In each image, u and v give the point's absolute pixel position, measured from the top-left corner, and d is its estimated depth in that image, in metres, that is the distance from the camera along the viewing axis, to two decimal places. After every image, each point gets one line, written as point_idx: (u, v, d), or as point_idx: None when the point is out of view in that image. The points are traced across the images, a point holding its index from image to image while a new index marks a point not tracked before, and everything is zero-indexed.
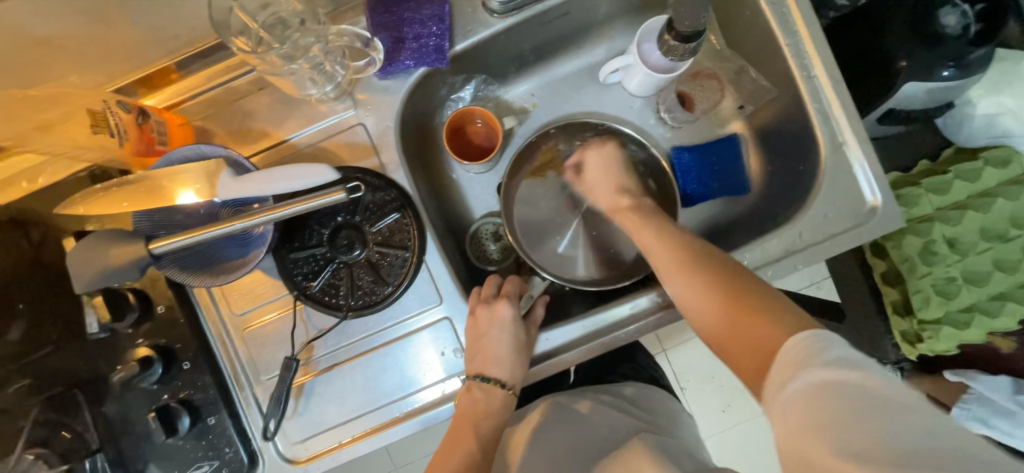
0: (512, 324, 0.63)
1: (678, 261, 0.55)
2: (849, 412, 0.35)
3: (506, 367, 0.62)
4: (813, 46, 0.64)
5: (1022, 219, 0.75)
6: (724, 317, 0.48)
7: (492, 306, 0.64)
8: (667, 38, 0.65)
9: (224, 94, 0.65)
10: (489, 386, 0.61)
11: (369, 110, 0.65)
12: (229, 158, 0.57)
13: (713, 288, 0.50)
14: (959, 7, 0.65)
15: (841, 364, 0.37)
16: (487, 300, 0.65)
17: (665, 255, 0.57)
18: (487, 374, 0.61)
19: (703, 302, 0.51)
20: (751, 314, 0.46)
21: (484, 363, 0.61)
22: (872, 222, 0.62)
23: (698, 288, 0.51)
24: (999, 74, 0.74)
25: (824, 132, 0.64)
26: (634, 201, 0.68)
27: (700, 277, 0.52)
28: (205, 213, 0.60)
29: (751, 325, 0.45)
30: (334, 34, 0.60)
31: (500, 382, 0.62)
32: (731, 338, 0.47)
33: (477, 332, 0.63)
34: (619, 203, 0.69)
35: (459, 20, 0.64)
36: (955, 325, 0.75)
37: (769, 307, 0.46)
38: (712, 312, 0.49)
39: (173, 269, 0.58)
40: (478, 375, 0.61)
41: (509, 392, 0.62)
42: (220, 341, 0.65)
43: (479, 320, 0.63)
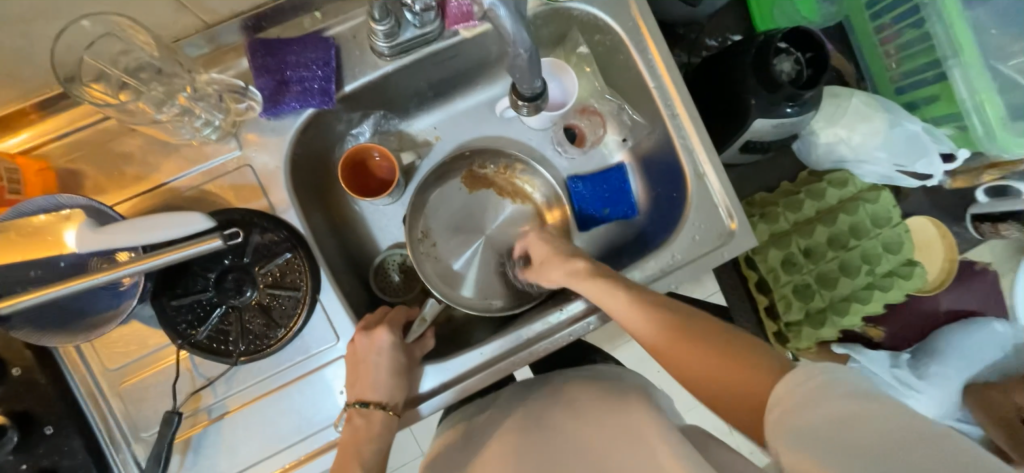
0: (393, 349, 0.63)
1: (670, 326, 0.53)
2: (874, 425, 0.35)
3: (385, 392, 0.62)
4: (675, 89, 0.71)
5: (860, 230, 0.88)
6: (657, 333, 0.54)
7: (371, 333, 0.63)
8: (513, 98, 0.65)
9: (94, 136, 0.61)
10: (369, 410, 0.61)
11: (258, 150, 0.64)
12: (90, 207, 0.54)
13: (720, 364, 0.49)
14: (792, 55, 0.77)
15: (864, 397, 0.38)
16: (368, 326, 0.65)
17: (622, 302, 0.57)
18: (366, 400, 0.61)
19: (644, 326, 0.55)
20: (686, 342, 0.52)
21: (362, 388, 0.61)
22: (731, 243, 0.70)
23: (636, 315, 0.56)
24: (833, 109, 0.86)
25: (688, 166, 0.72)
26: (590, 264, 0.62)
27: (692, 351, 0.51)
28: (69, 264, 0.55)
29: (691, 352, 0.51)
30: (203, 82, 0.59)
31: (380, 405, 0.62)
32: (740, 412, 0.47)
33: (355, 359, 0.63)
34: (575, 268, 0.63)
35: (347, 63, 0.65)
36: (813, 325, 0.88)
37: (704, 334, 0.52)
38: (654, 334, 0.54)
39: (28, 329, 0.54)
40: (356, 402, 0.61)
41: (390, 414, 0.62)
42: (92, 400, 0.61)
43: (357, 347, 0.63)
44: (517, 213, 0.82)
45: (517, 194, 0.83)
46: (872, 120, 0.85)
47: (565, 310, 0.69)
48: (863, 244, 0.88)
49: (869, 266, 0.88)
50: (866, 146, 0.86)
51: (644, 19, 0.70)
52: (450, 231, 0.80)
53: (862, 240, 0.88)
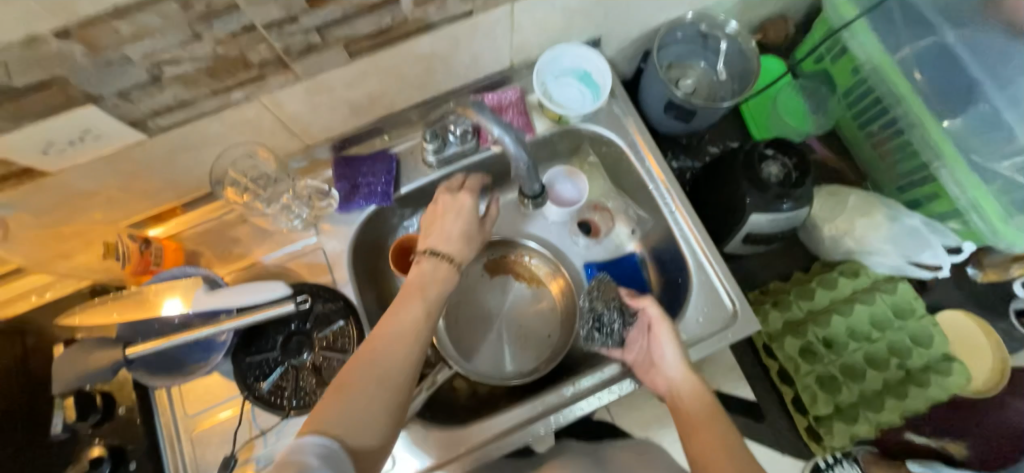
0: (470, 213, 0.71)
1: (704, 414, 0.64)
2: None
3: (455, 247, 0.68)
4: (671, 190, 0.84)
5: (882, 321, 0.89)
6: (692, 410, 0.65)
7: (455, 195, 0.72)
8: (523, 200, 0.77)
9: (216, 225, 0.82)
10: (438, 259, 0.67)
11: (330, 236, 0.82)
12: (208, 278, 0.72)
13: (735, 455, 0.58)
14: (778, 160, 0.88)
15: None
16: (453, 190, 0.73)
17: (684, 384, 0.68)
18: (438, 249, 0.67)
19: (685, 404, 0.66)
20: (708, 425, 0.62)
21: (434, 239, 0.68)
22: (735, 325, 0.75)
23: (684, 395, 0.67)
24: (831, 205, 0.94)
25: (689, 254, 0.81)
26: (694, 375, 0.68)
27: (719, 443, 0.59)
28: (180, 322, 0.70)
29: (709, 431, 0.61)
30: (300, 185, 0.80)
31: (449, 258, 0.67)
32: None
33: (435, 215, 0.71)
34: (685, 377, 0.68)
35: (405, 171, 0.85)
36: (845, 421, 0.85)
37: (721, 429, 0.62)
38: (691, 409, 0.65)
39: (141, 372, 0.68)
40: (429, 251, 0.67)
41: (454, 266, 0.67)
42: (170, 444, 0.72)
43: (440, 206, 0.71)
44: (531, 294, 0.94)
45: (533, 280, 0.95)
46: (870, 215, 0.91)
47: (579, 384, 0.75)
48: (887, 335, 0.88)
49: (898, 359, 0.88)
50: (871, 240, 0.90)
51: (642, 134, 0.86)
52: (478, 310, 0.92)
53: (885, 331, 0.89)
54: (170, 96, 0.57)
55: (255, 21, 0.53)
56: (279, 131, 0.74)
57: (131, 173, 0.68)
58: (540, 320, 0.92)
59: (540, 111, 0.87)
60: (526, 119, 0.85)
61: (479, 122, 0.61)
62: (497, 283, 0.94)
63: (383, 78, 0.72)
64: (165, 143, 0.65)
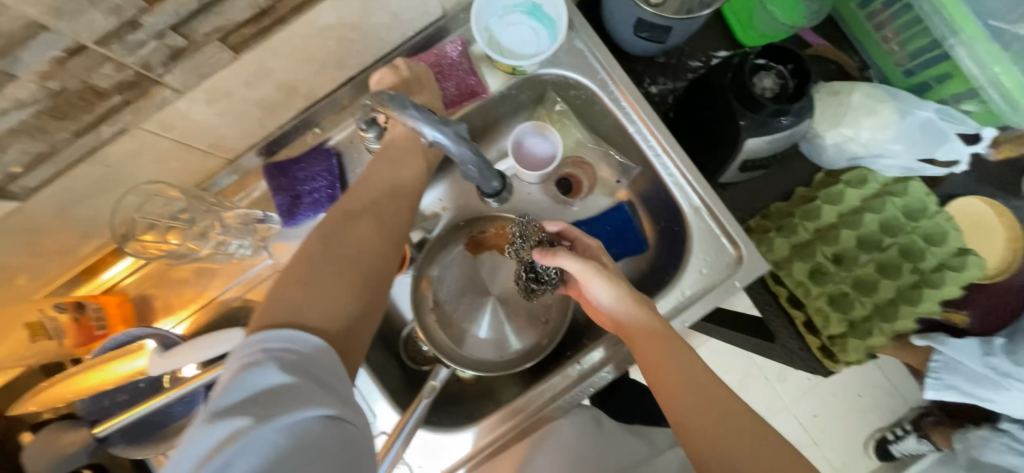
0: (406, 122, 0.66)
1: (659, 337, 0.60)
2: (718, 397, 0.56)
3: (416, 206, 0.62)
4: (654, 130, 0.73)
5: (893, 227, 0.83)
6: (643, 329, 0.61)
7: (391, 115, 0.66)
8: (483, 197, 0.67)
9: (157, 267, 0.73)
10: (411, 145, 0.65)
11: (284, 255, 0.72)
12: (158, 335, 0.66)
13: (689, 368, 0.58)
14: (772, 71, 0.77)
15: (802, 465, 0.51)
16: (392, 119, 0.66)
17: (626, 308, 0.62)
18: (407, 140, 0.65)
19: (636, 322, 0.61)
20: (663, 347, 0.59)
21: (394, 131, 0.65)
22: (741, 270, 0.69)
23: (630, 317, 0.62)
24: (835, 107, 0.83)
25: (682, 199, 0.73)
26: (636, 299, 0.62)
27: (681, 366, 0.58)
28: (146, 384, 0.65)
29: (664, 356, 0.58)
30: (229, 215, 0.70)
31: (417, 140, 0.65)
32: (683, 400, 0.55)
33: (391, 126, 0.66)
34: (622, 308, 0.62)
35: (350, 166, 0.73)
36: (861, 336, 0.82)
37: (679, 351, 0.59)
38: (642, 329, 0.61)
39: (122, 444, 0.64)
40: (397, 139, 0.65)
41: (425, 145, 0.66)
42: None
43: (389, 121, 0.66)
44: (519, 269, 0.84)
45: None
46: (878, 113, 0.81)
47: (585, 361, 0.72)
48: (900, 240, 0.83)
49: (912, 263, 0.83)
50: (880, 141, 0.82)
51: (612, 70, 0.74)
52: (466, 296, 0.84)
53: (897, 236, 0.83)
54: (19, 153, 0.46)
55: (82, 40, 0.40)
56: (187, 153, 0.62)
57: (28, 239, 0.58)
58: (534, 297, 0.84)
59: (489, 64, 0.73)
60: (476, 78, 0.73)
61: (405, 122, 0.48)
62: (484, 260, 0.85)
63: (290, 65, 0.59)
64: (46, 204, 0.54)
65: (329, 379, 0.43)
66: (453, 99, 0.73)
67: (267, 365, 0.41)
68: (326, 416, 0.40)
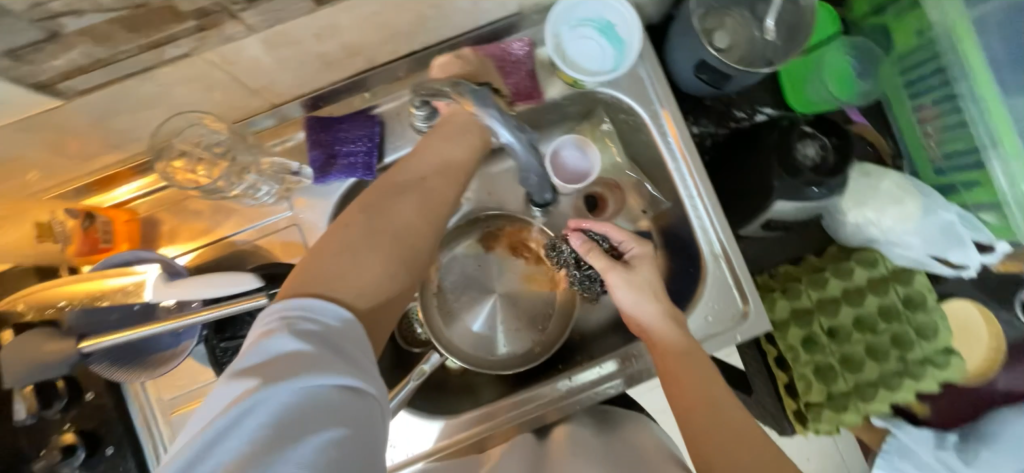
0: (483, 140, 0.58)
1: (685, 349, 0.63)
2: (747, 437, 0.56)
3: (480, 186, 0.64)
4: (693, 173, 0.74)
5: (891, 313, 0.86)
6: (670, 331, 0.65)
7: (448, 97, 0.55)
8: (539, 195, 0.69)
9: (173, 193, 0.71)
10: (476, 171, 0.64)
11: (307, 209, 0.72)
12: (164, 263, 0.63)
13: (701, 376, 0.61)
14: (817, 140, 0.77)
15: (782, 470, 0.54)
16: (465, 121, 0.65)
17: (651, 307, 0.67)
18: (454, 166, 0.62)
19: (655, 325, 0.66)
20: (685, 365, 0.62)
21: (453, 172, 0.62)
22: (746, 325, 0.71)
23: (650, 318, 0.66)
24: (864, 188, 0.85)
25: (705, 244, 0.74)
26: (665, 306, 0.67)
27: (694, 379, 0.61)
28: (140, 309, 0.64)
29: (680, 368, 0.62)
30: (266, 164, 0.68)
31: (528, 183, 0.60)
32: (721, 456, 0.55)
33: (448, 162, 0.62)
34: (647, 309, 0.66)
35: (390, 137, 0.73)
36: (835, 409, 0.85)
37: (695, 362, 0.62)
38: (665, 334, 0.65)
39: (103, 364, 0.63)
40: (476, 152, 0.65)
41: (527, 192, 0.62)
42: (146, 425, 0.69)
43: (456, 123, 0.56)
44: (527, 272, 0.86)
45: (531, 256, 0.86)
46: (903, 203, 0.84)
47: (573, 379, 0.73)
48: (893, 327, 0.86)
49: (899, 352, 0.85)
50: (896, 229, 0.84)
51: (667, 105, 0.74)
52: (473, 287, 0.85)
53: (892, 324, 0.86)
54: (80, 56, 0.45)
55: None
56: (236, 88, 0.61)
57: (55, 139, 0.56)
58: (535, 303, 0.85)
59: (551, 70, 0.74)
60: (534, 81, 0.73)
61: (482, 118, 0.50)
62: (495, 251, 0.86)
63: (361, 28, 0.58)
64: (87, 109, 0.53)
65: (352, 351, 0.43)
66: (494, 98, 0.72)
67: (284, 333, 0.41)
68: (339, 386, 0.40)
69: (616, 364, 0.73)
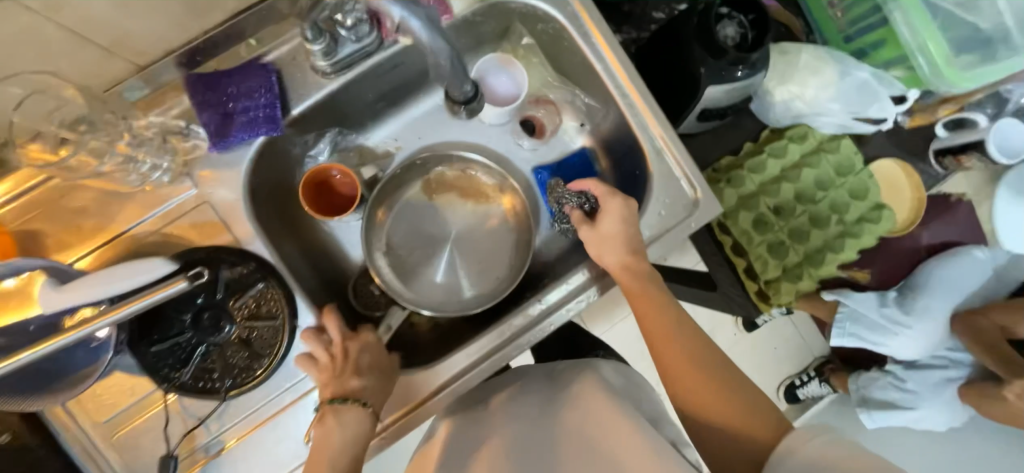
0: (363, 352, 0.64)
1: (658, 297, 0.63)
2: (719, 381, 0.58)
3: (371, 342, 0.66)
4: (621, 70, 0.72)
5: (826, 182, 0.90)
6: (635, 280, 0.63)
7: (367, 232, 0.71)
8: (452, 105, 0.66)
9: (47, 194, 0.61)
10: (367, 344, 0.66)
11: (217, 184, 0.64)
12: (49, 268, 0.54)
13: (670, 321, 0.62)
14: (734, 19, 0.78)
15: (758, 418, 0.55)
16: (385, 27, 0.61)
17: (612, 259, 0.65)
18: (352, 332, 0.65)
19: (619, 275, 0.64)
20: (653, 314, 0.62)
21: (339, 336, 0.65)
22: (699, 211, 0.71)
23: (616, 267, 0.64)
24: (784, 66, 0.87)
25: (646, 142, 0.73)
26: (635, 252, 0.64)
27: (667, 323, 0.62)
28: (38, 327, 0.55)
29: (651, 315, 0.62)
30: (142, 127, 0.61)
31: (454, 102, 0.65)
32: (694, 394, 0.57)
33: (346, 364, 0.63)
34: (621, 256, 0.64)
35: (292, 86, 0.65)
36: (791, 280, 0.90)
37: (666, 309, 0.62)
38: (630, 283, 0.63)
39: (11, 395, 0.55)
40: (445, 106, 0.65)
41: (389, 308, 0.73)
42: (87, 455, 0.61)
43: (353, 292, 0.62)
44: (478, 210, 0.82)
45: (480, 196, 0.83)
46: (821, 72, 0.87)
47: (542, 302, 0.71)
48: (830, 195, 0.90)
49: (838, 216, 0.90)
50: (818, 98, 0.87)
51: (584, 3, 0.71)
52: (425, 238, 0.81)
53: (829, 191, 0.90)
54: None
55: None
56: (81, 48, 0.51)
57: None
58: (494, 240, 0.82)
59: None
60: None
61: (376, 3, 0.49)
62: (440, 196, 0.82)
63: None
64: None
65: None
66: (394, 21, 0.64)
67: None
68: None
69: (581, 277, 0.72)
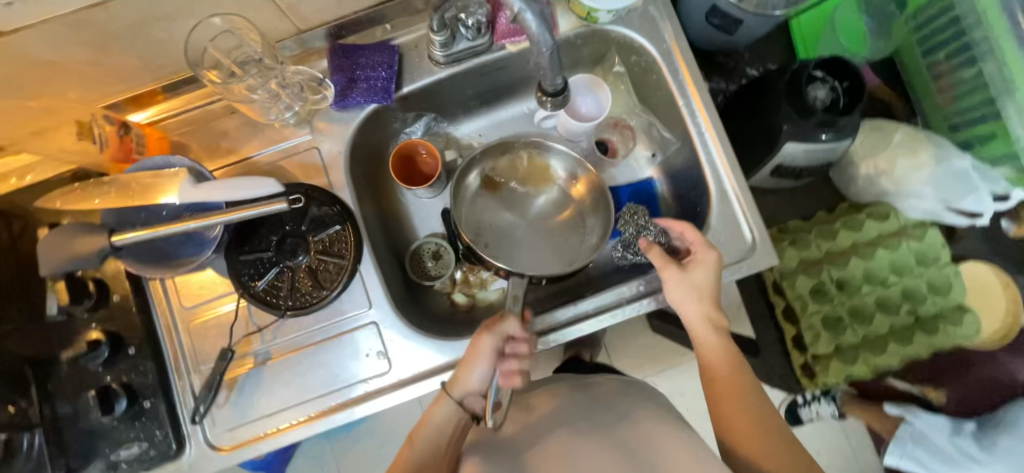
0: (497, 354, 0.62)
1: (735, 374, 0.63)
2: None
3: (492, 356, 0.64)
4: (702, 108, 0.76)
5: (902, 267, 0.85)
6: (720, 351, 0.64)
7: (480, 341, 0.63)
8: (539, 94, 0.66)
9: (202, 114, 0.75)
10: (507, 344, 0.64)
11: (326, 135, 0.75)
12: (193, 169, 0.67)
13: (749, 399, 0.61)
14: (828, 83, 0.79)
15: None
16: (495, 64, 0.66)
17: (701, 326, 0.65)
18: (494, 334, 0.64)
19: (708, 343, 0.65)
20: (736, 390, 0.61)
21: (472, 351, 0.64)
22: (752, 257, 0.72)
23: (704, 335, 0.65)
24: (876, 140, 0.85)
25: (713, 181, 0.75)
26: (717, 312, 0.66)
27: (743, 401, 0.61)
28: (170, 214, 0.68)
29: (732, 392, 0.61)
30: (292, 72, 0.72)
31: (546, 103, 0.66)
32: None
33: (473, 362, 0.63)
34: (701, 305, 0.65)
35: (408, 68, 0.76)
36: (843, 360, 0.85)
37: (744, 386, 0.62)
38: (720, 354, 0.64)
39: (130, 261, 0.67)
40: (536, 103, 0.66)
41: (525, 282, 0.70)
42: (168, 331, 0.72)
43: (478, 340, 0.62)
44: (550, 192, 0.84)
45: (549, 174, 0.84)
46: (917, 154, 0.83)
47: (581, 306, 0.72)
48: (904, 281, 0.85)
49: (909, 306, 0.85)
50: (909, 179, 0.84)
51: (679, 43, 0.76)
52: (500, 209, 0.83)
53: (903, 277, 0.85)
54: None
55: None
56: (264, 5, 0.64)
57: (99, 41, 0.60)
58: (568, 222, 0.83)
59: (565, 6, 0.76)
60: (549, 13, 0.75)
61: None
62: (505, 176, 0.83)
63: None
64: (128, 9, 0.57)
65: None
66: (506, 28, 0.74)
67: None
68: None
69: (623, 292, 0.73)
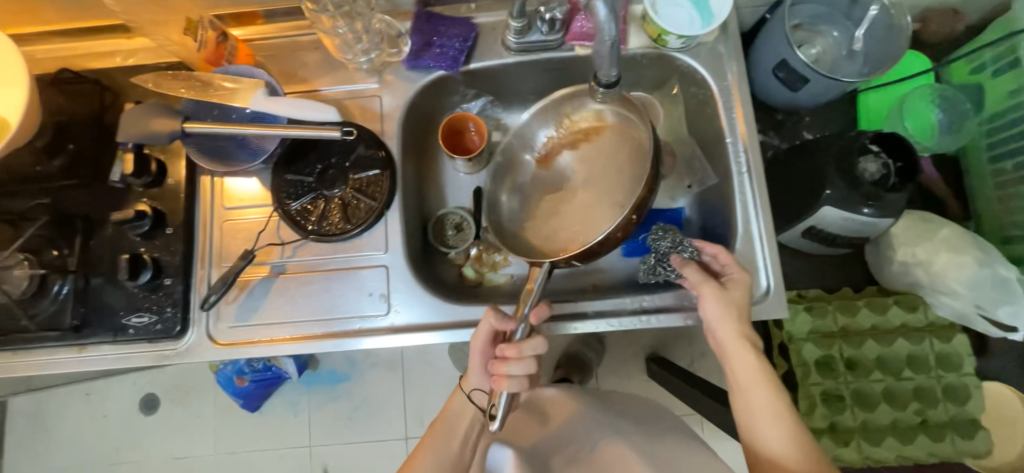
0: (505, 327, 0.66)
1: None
2: None
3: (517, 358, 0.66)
4: (748, 151, 0.77)
5: (917, 362, 0.83)
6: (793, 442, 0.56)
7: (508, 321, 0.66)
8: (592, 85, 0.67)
9: (290, 44, 0.82)
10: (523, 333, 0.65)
11: (391, 88, 0.81)
12: (269, 84, 0.73)
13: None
14: (880, 159, 0.78)
15: None
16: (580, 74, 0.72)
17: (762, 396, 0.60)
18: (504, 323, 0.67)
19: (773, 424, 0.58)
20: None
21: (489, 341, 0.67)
22: (762, 304, 0.71)
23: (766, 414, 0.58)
24: (920, 231, 0.81)
25: (743, 222, 0.75)
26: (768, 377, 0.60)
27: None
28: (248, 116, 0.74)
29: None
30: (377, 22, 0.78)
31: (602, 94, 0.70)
32: None
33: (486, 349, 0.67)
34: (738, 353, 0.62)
35: (480, 46, 0.81)
36: (834, 441, 0.81)
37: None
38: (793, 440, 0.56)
39: (193, 149, 0.75)
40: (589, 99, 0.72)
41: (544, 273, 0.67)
42: (203, 223, 0.78)
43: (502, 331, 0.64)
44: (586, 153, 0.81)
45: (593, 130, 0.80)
46: (961, 253, 0.79)
47: (587, 304, 0.73)
48: (918, 378, 0.82)
49: (919, 406, 0.81)
50: (945, 277, 0.79)
51: (740, 84, 0.78)
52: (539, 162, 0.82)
53: (918, 374, 0.82)
54: None
55: None
56: None
57: None
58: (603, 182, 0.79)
59: (639, 25, 0.79)
60: (623, 27, 0.79)
61: None
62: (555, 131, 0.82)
63: None
64: None
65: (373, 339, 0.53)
66: (579, 32, 0.78)
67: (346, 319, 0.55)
68: None
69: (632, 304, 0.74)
